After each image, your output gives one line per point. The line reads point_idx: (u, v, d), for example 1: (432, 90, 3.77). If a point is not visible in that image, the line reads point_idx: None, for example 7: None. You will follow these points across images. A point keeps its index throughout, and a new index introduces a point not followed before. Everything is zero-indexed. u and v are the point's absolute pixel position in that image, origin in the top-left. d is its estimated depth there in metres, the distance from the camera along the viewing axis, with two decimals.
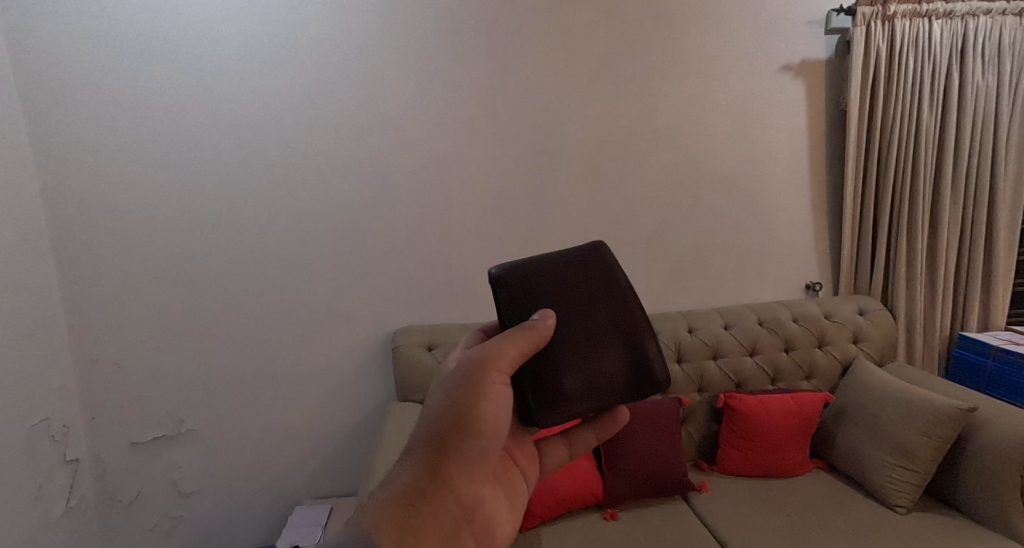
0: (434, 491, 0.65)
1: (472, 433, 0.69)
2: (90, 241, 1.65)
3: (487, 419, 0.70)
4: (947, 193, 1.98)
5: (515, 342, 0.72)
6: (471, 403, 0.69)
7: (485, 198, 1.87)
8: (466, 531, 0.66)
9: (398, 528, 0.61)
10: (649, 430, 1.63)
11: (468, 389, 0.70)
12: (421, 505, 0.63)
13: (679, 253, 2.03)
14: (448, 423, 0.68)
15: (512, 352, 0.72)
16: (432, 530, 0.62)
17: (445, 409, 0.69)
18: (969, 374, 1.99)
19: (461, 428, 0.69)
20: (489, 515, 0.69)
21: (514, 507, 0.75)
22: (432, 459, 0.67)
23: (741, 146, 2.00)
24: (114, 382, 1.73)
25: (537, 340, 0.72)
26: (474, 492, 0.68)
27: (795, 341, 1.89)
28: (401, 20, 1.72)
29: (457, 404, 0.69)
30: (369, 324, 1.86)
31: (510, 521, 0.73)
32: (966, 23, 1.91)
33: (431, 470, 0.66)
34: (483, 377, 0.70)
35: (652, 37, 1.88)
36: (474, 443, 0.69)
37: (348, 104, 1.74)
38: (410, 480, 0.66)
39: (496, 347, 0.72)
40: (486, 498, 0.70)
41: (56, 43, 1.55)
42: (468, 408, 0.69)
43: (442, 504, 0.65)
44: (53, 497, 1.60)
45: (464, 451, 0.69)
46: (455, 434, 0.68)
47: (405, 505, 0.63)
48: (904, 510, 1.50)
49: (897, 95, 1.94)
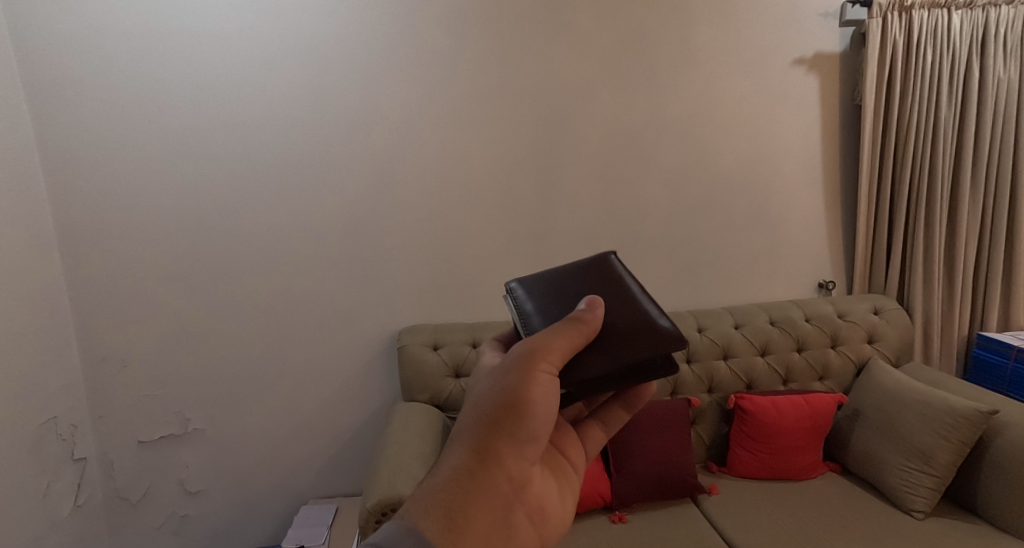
0: (486, 472, 0.61)
1: (523, 419, 0.65)
2: (96, 239, 1.66)
3: (535, 403, 0.66)
4: (966, 188, 1.93)
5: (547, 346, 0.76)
6: (524, 389, 0.66)
7: (491, 196, 1.85)
8: (520, 513, 0.63)
9: (450, 511, 0.57)
10: (659, 432, 1.60)
11: (519, 377, 0.67)
12: (474, 487, 0.60)
13: (688, 251, 2.00)
14: (499, 406, 0.65)
15: (560, 347, 0.73)
16: (486, 512, 0.58)
17: (496, 395, 0.66)
18: (989, 375, 1.93)
19: (512, 412, 0.65)
20: (540, 498, 0.66)
21: (565, 492, 0.72)
22: (482, 440, 0.63)
23: (752, 141, 1.96)
24: (121, 381, 1.74)
25: (574, 333, 0.75)
26: (525, 476, 0.65)
27: (808, 340, 1.85)
28: (405, 18, 1.70)
29: (508, 390, 0.66)
30: (375, 323, 1.85)
31: (562, 507, 0.70)
32: (987, 13, 1.86)
33: (481, 451, 0.62)
34: (532, 366, 0.69)
35: (662, 30, 1.85)
36: (528, 426, 0.66)
37: (352, 101, 1.72)
38: (459, 462, 0.62)
39: (542, 341, 0.72)
40: (534, 481, 0.67)
41: (62, 41, 1.55)
42: (518, 394, 0.66)
43: (494, 486, 0.61)
44: (60, 496, 1.61)
45: (516, 436, 0.65)
46: (508, 418, 0.65)
47: (458, 486, 0.59)
48: (921, 515, 1.46)
49: (914, 88, 1.89)
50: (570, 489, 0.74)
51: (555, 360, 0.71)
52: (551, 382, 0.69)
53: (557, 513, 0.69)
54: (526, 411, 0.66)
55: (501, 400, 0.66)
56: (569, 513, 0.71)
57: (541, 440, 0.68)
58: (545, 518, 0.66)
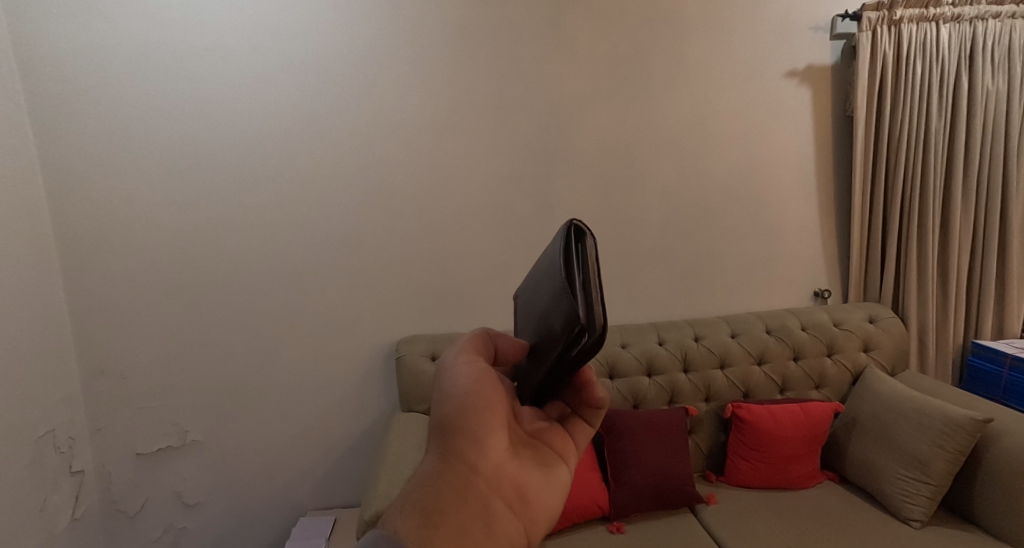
0: (451, 471, 0.68)
1: (470, 415, 0.73)
2: (96, 253, 1.67)
3: (478, 400, 0.74)
4: (957, 197, 1.95)
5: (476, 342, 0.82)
6: (462, 386, 0.75)
7: (488, 207, 1.86)
8: (495, 498, 0.68)
9: (424, 510, 0.62)
10: (658, 441, 1.61)
11: (454, 374, 0.76)
12: (440, 487, 0.66)
13: (685, 260, 2.01)
14: (448, 405, 0.74)
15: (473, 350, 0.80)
16: (456, 501, 0.65)
17: (443, 400, 0.75)
18: (983, 383, 1.95)
19: (461, 408, 0.73)
20: (518, 483, 0.71)
21: (547, 472, 0.75)
22: (443, 445, 0.71)
23: (746, 152, 1.99)
24: (120, 394, 1.74)
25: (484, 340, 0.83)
26: (494, 464, 0.71)
27: (804, 349, 1.86)
28: (403, 34, 1.73)
29: (451, 392, 0.75)
30: (375, 333, 1.86)
31: (547, 490, 0.74)
32: (976, 27, 1.89)
33: (444, 453, 0.70)
34: (460, 366, 0.77)
35: (657, 44, 1.88)
36: (479, 420, 0.73)
37: (351, 114, 1.74)
38: (428, 468, 0.69)
39: (464, 347, 0.81)
40: (508, 466, 0.72)
41: (66, 57, 1.57)
42: (460, 391, 0.75)
43: (462, 479, 0.67)
44: (58, 509, 1.61)
45: (471, 430, 0.72)
46: (459, 416, 0.73)
47: (432, 488, 0.66)
48: (919, 524, 1.46)
49: (904, 100, 1.91)
50: (558, 470, 0.77)
51: (476, 355, 0.79)
52: (485, 372, 0.77)
53: (547, 502, 0.73)
54: (472, 406, 0.74)
55: (447, 401, 0.74)
56: (553, 488, 0.75)
57: (498, 425, 0.74)
58: (525, 501, 0.71)
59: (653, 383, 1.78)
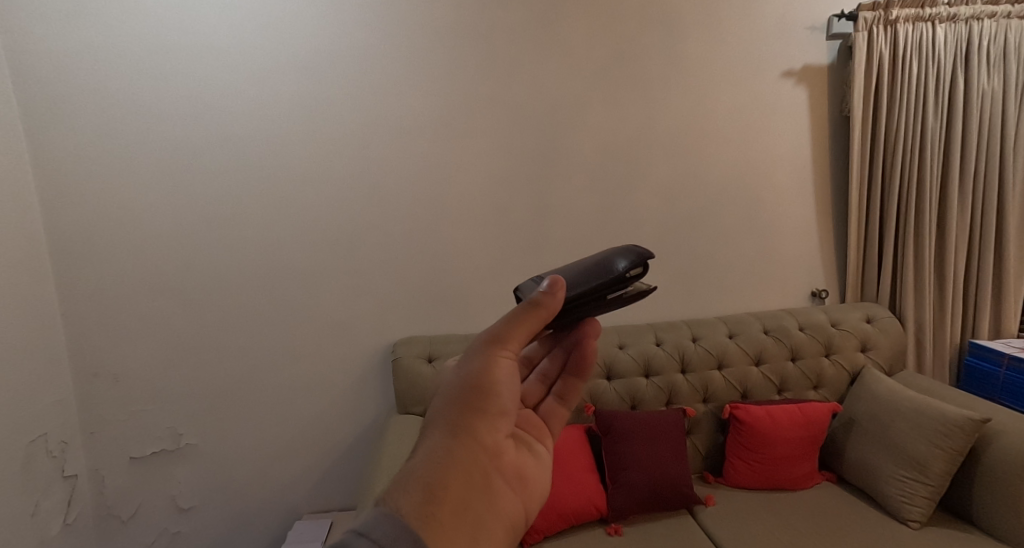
0: (462, 448, 0.62)
1: (492, 397, 0.67)
2: (89, 255, 1.66)
3: (500, 387, 0.68)
4: (953, 197, 1.95)
5: (524, 322, 0.68)
6: (485, 367, 0.68)
7: (485, 208, 1.86)
8: (499, 480, 0.63)
9: (429, 488, 0.56)
10: (656, 442, 1.60)
11: (483, 358, 0.68)
12: (450, 463, 0.60)
13: (683, 260, 2.01)
14: (467, 381, 0.67)
15: (521, 331, 0.69)
16: (462, 481, 0.59)
17: (460, 375, 0.67)
18: (980, 382, 1.95)
19: (480, 389, 0.67)
20: (520, 467, 0.67)
21: (540, 458, 0.72)
22: (454, 420, 0.64)
23: (743, 152, 1.98)
24: (114, 397, 1.73)
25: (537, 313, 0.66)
26: (501, 447, 0.66)
27: (802, 350, 1.86)
28: (399, 35, 1.73)
29: (473, 371, 0.68)
30: (371, 335, 1.85)
31: (541, 475, 0.70)
32: (971, 26, 1.89)
33: (453, 428, 0.64)
34: (491, 347, 0.69)
35: (653, 44, 1.87)
36: (496, 402, 0.67)
37: (346, 115, 1.73)
38: (435, 441, 0.62)
39: (502, 325, 0.70)
40: (511, 449, 0.67)
41: (58, 56, 1.55)
42: (483, 373, 0.67)
43: (471, 459, 0.62)
44: (50, 513, 1.59)
45: (486, 411, 0.66)
46: (476, 395, 0.66)
47: (439, 463, 0.59)
48: (916, 525, 1.46)
49: (900, 99, 1.91)
50: (545, 454, 0.73)
51: (515, 344, 0.70)
52: (512, 364, 0.70)
53: (540, 487, 0.69)
54: (492, 389, 0.67)
55: (466, 379, 0.67)
56: (547, 476, 0.72)
57: (510, 411, 0.69)
58: (523, 482, 0.67)
59: (651, 384, 1.78)
